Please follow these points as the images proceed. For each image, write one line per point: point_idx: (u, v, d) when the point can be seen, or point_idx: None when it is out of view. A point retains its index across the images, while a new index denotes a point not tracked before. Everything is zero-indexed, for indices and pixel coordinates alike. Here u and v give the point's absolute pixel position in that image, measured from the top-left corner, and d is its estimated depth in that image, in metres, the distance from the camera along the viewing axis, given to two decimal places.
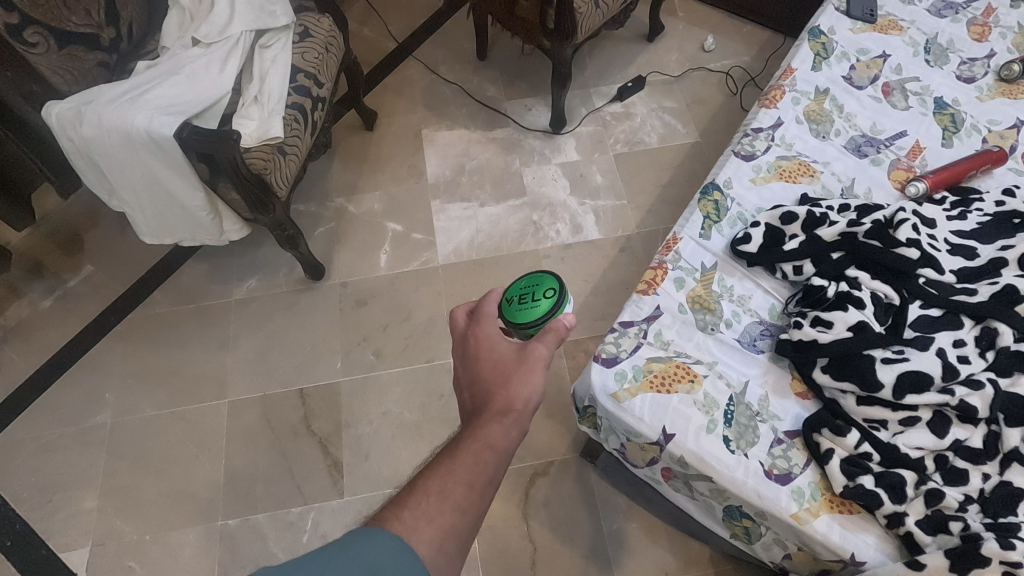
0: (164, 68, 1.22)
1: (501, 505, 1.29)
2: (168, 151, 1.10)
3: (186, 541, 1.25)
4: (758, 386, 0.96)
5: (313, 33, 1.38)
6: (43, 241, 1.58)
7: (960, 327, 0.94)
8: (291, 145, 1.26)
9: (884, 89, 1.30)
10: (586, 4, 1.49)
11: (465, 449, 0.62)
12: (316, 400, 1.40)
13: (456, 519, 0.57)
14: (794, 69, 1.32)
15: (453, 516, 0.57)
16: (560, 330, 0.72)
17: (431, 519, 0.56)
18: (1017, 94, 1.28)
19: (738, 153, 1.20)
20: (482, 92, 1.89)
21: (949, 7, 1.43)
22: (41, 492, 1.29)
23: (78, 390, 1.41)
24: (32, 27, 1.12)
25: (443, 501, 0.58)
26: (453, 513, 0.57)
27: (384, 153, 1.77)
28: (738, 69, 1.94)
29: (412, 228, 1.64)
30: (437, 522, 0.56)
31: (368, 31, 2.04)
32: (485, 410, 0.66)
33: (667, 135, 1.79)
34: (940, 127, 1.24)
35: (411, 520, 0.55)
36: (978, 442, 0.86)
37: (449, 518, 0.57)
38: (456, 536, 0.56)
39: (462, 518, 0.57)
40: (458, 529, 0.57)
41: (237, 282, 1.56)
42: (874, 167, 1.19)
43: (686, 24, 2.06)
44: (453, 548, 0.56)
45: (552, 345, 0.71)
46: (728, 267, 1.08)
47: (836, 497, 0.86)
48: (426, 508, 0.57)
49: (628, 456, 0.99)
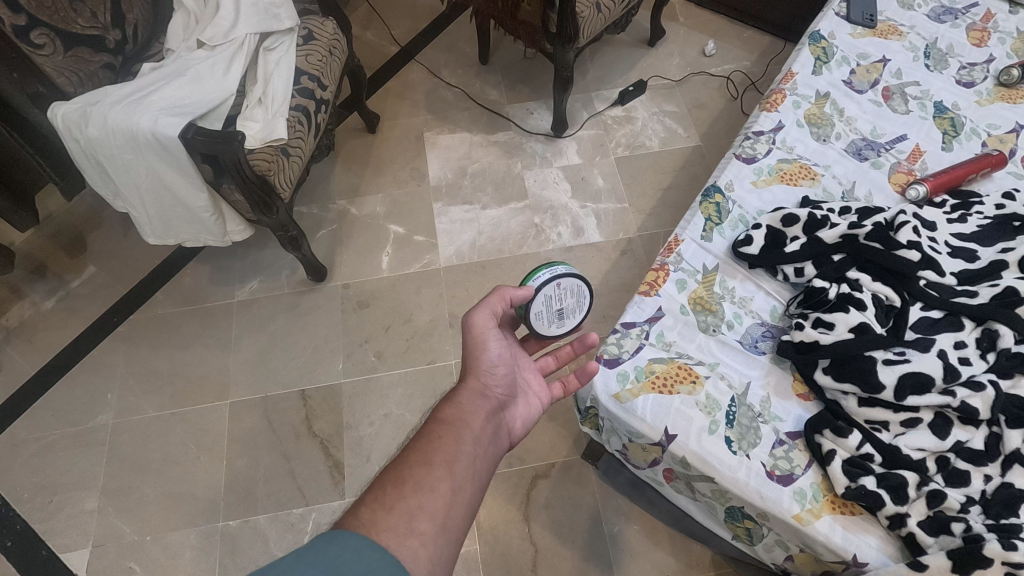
0: (170, 69, 1.22)
1: (502, 507, 1.28)
2: (172, 151, 1.11)
3: (186, 542, 1.25)
4: (759, 387, 0.97)
5: (317, 36, 1.38)
6: (45, 242, 1.58)
7: (960, 329, 0.94)
8: (294, 146, 1.27)
9: (884, 93, 1.31)
10: (589, 8, 1.50)
11: (427, 431, 0.75)
12: (317, 402, 1.40)
13: (418, 498, 0.65)
14: (794, 73, 1.32)
15: (415, 497, 0.65)
16: (498, 297, 0.86)
17: (392, 506, 0.63)
18: (1016, 99, 1.28)
19: (740, 156, 1.20)
20: (484, 96, 1.90)
21: (948, 13, 1.44)
22: (42, 492, 1.29)
23: (80, 391, 1.41)
24: (38, 29, 1.13)
25: (402, 485, 0.66)
26: (416, 493, 0.65)
27: (386, 156, 1.78)
28: (739, 73, 1.95)
29: (413, 231, 1.64)
30: (399, 507, 0.63)
31: (371, 35, 2.06)
32: (450, 395, 0.82)
33: (668, 139, 1.80)
34: (940, 131, 1.25)
35: (372, 513, 0.62)
36: (979, 444, 0.86)
37: (411, 501, 0.64)
38: (421, 513, 0.63)
39: (427, 495, 0.65)
40: (424, 503, 0.64)
41: (239, 284, 1.56)
42: (874, 170, 1.20)
43: (688, 29, 2.07)
44: (422, 525, 0.62)
45: (491, 312, 0.86)
46: (730, 269, 1.08)
47: (837, 498, 0.86)
48: (386, 499, 0.64)
49: (630, 457, 0.99)
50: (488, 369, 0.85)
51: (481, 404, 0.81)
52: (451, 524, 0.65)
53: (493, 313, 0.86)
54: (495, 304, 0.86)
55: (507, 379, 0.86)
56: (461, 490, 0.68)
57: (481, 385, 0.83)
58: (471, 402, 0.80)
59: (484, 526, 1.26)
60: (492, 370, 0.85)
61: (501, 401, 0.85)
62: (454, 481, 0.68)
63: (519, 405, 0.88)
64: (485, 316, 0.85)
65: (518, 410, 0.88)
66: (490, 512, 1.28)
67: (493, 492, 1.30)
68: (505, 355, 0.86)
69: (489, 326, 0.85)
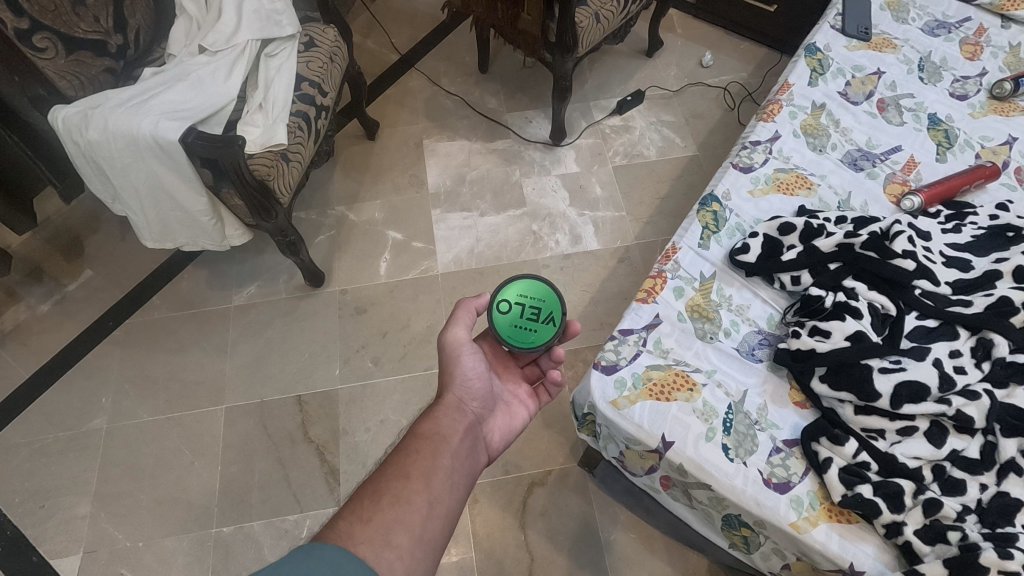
0: (171, 74, 1.23)
1: (499, 515, 1.28)
2: (172, 155, 1.11)
3: (179, 549, 1.24)
4: (757, 395, 0.97)
5: (318, 43, 1.40)
6: (42, 246, 1.57)
7: (956, 338, 0.95)
8: (294, 152, 1.28)
9: (879, 105, 1.32)
10: (588, 18, 1.52)
11: (403, 445, 0.74)
12: (314, 408, 1.40)
13: (396, 511, 0.64)
14: (791, 84, 1.34)
15: (392, 510, 0.64)
16: (472, 306, 0.86)
17: (369, 520, 0.62)
18: (1008, 111, 1.30)
19: (737, 166, 1.22)
20: (483, 104, 1.91)
21: (941, 26, 1.46)
22: (34, 498, 1.28)
23: (74, 396, 1.40)
24: (41, 33, 1.14)
25: (378, 498, 0.65)
26: (393, 507, 0.64)
27: (385, 162, 1.78)
28: (736, 84, 1.97)
29: (412, 237, 1.65)
30: (376, 520, 0.62)
31: (371, 42, 2.07)
32: (426, 409, 0.81)
33: (666, 148, 1.81)
34: (934, 143, 1.26)
35: (349, 526, 0.61)
36: (975, 453, 0.87)
37: (388, 513, 0.63)
38: (399, 526, 0.63)
39: (405, 508, 0.64)
40: (401, 516, 0.64)
41: (236, 289, 1.56)
42: (870, 180, 1.21)
43: (685, 40, 2.09)
44: (400, 537, 0.62)
45: (467, 322, 0.85)
46: (727, 277, 1.09)
47: (835, 506, 0.86)
48: (363, 513, 0.63)
49: (627, 464, 0.99)
50: (464, 383, 0.84)
51: (458, 418, 0.80)
52: (429, 537, 0.64)
53: (469, 327, 0.85)
54: (469, 316, 0.86)
55: (484, 393, 0.85)
56: (438, 503, 0.67)
57: (457, 399, 0.82)
58: (448, 416, 0.80)
59: (480, 533, 1.26)
60: (468, 385, 0.84)
61: (477, 415, 0.84)
62: (431, 494, 0.67)
63: (497, 417, 0.88)
64: (461, 330, 0.85)
65: (497, 422, 0.87)
66: (486, 519, 1.27)
67: (490, 500, 1.29)
68: (481, 369, 0.86)
69: (468, 335, 0.85)
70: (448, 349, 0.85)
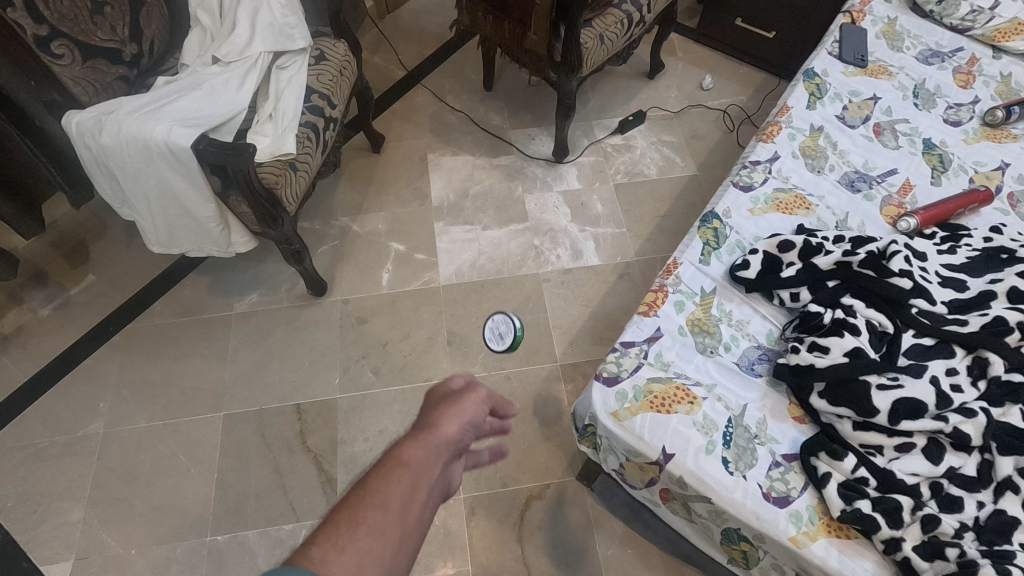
0: (185, 83, 1.25)
1: (496, 528, 1.27)
2: (183, 162, 1.13)
3: (172, 557, 1.23)
4: (756, 409, 0.98)
5: (328, 57, 1.43)
6: (46, 249, 1.58)
7: (952, 356, 0.96)
8: (302, 161, 1.30)
9: (875, 129, 1.35)
10: (592, 39, 1.56)
11: (382, 467, 0.61)
12: (313, 416, 1.40)
13: (367, 547, 0.53)
14: (789, 107, 1.37)
15: (365, 541, 0.53)
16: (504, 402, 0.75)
17: (340, 548, 0.52)
18: (1000, 138, 1.34)
19: (736, 185, 1.24)
20: (488, 121, 1.94)
21: (935, 56, 1.51)
22: (27, 502, 1.27)
23: (72, 400, 1.40)
24: (59, 40, 1.17)
25: (350, 528, 0.54)
26: (366, 538, 0.54)
27: (390, 174, 1.81)
28: (735, 107, 2.02)
29: (414, 249, 1.66)
30: (348, 551, 0.52)
31: (379, 58, 2.11)
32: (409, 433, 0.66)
33: (666, 168, 1.85)
34: (929, 167, 1.29)
35: (321, 554, 0.51)
36: (972, 470, 0.88)
37: (361, 544, 0.53)
38: (368, 564, 0.52)
39: (377, 542, 0.54)
40: (376, 550, 0.53)
41: (239, 296, 1.57)
42: (867, 202, 1.24)
43: (686, 64, 2.14)
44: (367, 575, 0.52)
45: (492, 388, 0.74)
46: (727, 292, 1.10)
47: (833, 521, 0.87)
48: (335, 539, 0.53)
49: (627, 477, 1.00)
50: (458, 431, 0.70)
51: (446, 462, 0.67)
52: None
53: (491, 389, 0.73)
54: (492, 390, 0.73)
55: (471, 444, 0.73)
56: (410, 541, 0.57)
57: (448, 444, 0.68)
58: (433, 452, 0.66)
59: (476, 545, 1.25)
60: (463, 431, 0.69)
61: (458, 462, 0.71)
62: (405, 531, 0.56)
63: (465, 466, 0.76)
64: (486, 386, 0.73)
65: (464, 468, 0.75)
66: (482, 531, 1.27)
67: (486, 513, 1.29)
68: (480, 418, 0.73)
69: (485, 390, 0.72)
70: (462, 389, 0.70)
